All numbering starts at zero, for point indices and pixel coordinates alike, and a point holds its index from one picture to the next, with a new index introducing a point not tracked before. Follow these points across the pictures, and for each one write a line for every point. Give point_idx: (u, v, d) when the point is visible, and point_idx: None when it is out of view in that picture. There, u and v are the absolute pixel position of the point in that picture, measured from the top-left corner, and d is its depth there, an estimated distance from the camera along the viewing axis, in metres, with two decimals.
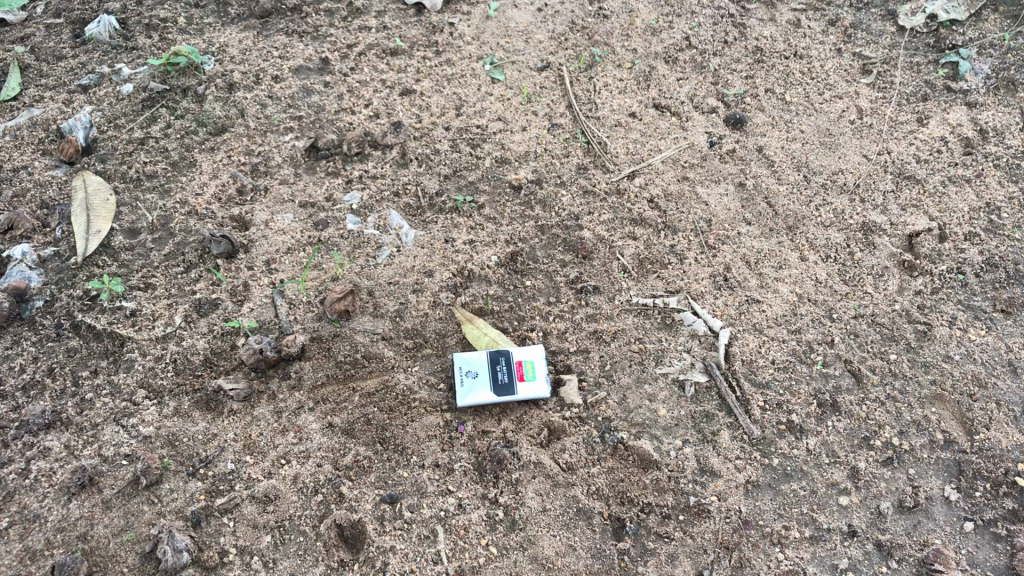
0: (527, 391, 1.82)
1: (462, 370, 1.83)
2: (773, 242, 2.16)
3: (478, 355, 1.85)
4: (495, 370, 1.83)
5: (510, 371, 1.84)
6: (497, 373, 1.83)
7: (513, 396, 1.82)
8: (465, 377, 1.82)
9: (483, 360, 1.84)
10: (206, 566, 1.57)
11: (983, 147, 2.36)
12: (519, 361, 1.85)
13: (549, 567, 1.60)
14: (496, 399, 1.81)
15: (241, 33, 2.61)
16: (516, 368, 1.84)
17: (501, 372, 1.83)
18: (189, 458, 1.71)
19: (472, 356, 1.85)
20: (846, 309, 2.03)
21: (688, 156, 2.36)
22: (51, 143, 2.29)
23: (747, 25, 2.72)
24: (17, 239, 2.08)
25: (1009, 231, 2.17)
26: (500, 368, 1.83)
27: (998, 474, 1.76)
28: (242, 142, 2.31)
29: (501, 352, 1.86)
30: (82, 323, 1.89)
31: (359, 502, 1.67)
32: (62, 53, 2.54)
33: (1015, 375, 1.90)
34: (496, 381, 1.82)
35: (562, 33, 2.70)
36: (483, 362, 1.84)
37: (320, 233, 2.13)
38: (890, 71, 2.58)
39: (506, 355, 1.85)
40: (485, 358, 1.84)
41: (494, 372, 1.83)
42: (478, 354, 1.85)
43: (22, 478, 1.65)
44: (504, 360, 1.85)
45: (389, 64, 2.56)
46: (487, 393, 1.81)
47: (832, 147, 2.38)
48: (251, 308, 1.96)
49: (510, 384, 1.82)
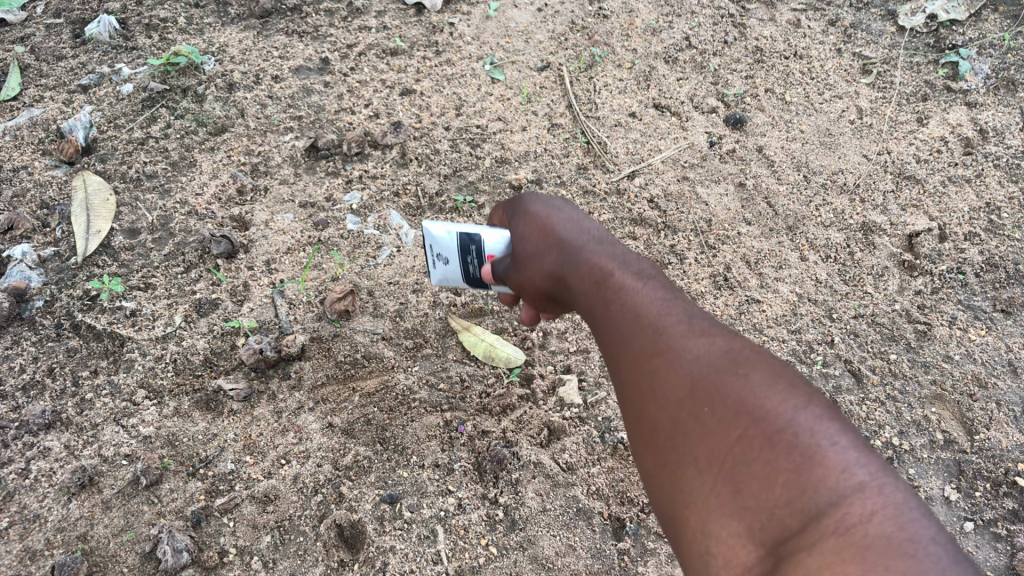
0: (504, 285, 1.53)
1: (434, 250, 1.54)
2: (773, 242, 2.16)
3: (445, 239, 1.50)
4: (466, 263, 1.49)
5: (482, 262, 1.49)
6: (467, 266, 1.50)
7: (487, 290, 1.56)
8: (437, 259, 1.55)
9: (454, 247, 1.49)
10: (205, 566, 1.56)
11: (983, 146, 2.35)
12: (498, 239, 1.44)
13: (549, 567, 1.60)
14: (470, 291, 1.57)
15: (241, 33, 2.61)
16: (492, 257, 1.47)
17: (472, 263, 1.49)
18: (189, 458, 1.70)
19: (443, 237, 1.50)
20: (846, 309, 2.03)
21: (688, 157, 2.36)
22: (52, 144, 2.29)
23: (747, 25, 2.71)
24: (17, 240, 2.08)
25: (1009, 231, 2.17)
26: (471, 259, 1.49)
27: (998, 473, 1.75)
28: (243, 142, 2.31)
29: (474, 243, 1.46)
30: (82, 323, 1.90)
31: (358, 502, 1.67)
32: (62, 53, 2.54)
33: (1016, 375, 1.90)
34: (469, 274, 1.52)
35: (562, 33, 2.69)
36: (454, 249, 1.49)
37: (320, 233, 2.13)
38: (890, 70, 2.57)
39: (475, 242, 1.46)
40: (455, 246, 1.49)
41: (465, 264, 1.50)
42: (449, 237, 1.49)
43: (22, 478, 1.65)
44: (476, 253, 1.47)
45: (389, 64, 2.56)
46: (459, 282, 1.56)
47: (833, 147, 2.38)
48: (251, 308, 1.97)
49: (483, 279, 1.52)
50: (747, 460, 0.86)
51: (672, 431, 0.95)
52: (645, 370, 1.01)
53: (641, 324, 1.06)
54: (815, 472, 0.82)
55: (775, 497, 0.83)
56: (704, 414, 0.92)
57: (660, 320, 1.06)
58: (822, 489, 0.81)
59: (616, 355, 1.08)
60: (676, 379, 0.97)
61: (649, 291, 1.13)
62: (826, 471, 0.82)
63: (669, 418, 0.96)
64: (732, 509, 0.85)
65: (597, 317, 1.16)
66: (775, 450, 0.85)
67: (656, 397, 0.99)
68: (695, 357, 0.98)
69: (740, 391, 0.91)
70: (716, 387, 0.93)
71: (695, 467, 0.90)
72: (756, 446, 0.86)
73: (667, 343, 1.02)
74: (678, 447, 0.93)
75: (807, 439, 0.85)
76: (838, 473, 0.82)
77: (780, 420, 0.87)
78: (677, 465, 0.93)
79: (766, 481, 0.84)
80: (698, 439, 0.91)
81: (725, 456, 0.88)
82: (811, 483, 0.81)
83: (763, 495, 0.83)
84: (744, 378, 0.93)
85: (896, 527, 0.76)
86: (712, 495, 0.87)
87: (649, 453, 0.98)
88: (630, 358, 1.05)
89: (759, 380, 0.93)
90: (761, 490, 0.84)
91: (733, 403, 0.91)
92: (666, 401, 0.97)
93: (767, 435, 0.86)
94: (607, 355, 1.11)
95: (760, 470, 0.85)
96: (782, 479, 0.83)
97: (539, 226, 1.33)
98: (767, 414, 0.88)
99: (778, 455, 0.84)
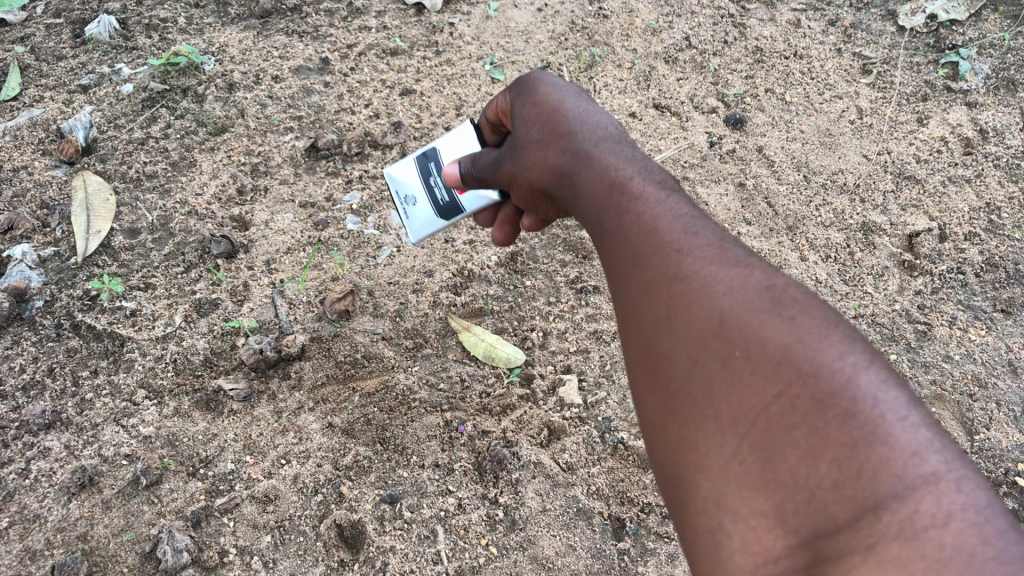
0: (474, 201, 1.61)
1: (401, 197, 1.69)
2: (773, 242, 2.16)
3: (408, 174, 1.66)
4: (431, 188, 1.63)
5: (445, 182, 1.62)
6: (433, 191, 1.63)
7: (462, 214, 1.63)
8: (406, 203, 1.68)
9: (417, 179, 1.65)
10: (206, 566, 1.56)
11: (983, 146, 2.35)
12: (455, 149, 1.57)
13: (549, 567, 1.61)
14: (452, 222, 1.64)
15: (241, 33, 2.61)
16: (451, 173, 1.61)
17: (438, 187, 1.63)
18: (189, 458, 1.70)
19: (404, 178, 1.68)
20: (846, 309, 2.03)
21: (688, 157, 2.36)
22: (52, 144, 2.29)
23: (747, 25, 2.71)
24: (17, 240, 2.08)
25: (1009, 231, 2.17)
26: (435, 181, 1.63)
27: (998, 474, 1.75)
28: (243, 142, 2.31)
29: (432, 164, 1.63)
30: (82, 323, 1.90)
31: (358, 502, 1.67)
32: (62, 53, 2.54)
33: (1016, 375, 1.91)
34: (438, 199, 1.63)
35: (562, 33, 2.69)
36: (417, 181, 1.65)
37: (320, 233, 2.13)
38: (890, 71, 2.57)
39: (434, 161, 1.62)
40: (417, 176, 1.65)
41: (430, 189, 1.63)
42: (409, 173, 1.66)
43: (22, 478, 1.65)
44: (436, 173, 1.62)
45: (389, 64, 2.56)
46: (432, 216, 1.65)
47: (832, 147, 2.38)
48: (251, 308, 1.97)
49: (452, 201, 1.62)
50: (785, 423, 0.80)
51: (694, 385, 0.89)
52: (667, 304, 0.96)
53: (663, 259, 1.01)
54: (872, 454, 0.75)
55: (817, 473, 0.77)
56: (741, 371, 0.85)
57: (686, 255, 1.00)
58: (883, 474, 0.74)
59: (632, 289, 1.03)
60: (704, 321, 0.91)
61: (670, 217, 1.08)
62: (886, 453, 0.75)
63: (689, 362, 0.90)
64: (758, 477, 0.80)
65: (615, 241, 1.11)
66: (825, 418, 0.78)
67: (675, 340, 0.93)
68: (729, 294, 0.92)
69: (783, 339, 0.85)
70: (752, 332, 0.87)
71: (715, 425, 0.85)
72: (801, 409, 0.80)
73: (696, 284, 0.95)
74: (699, 399, 0.88)
75: (866, 409, 0.78)
76: (902, 456, 0.75)
77: (834, 382, 0.80)
78: (693, 418, 0.88)
79: (810, 452, 0.78)
80: (726, 392, 0.85)
81: (766, 423, 0.81)
82: (869, 468, 0.75)
83: (803, 466, 0.78)
84: (790, 325, 0.87)
85: (966, 526, 0.71)
86: (735, 461, 0.82)
87: (659, 401, 0.93)
88: (651, 294, 0.99)
89: (806, 328, 0.86)
90: (799, 461, 0.78)
91: (773, 354, 0.84)
92: (688, 345, 0.91)
93: (820, 404, 0.79)
94: (620, 286, 1.06)
95: (802, 437, 0.79)
96: (834, 457, 0.77)
97: (545, 112, 1.39)
98: (818, 373, 0.81)
99: (827, 424, 0.78)
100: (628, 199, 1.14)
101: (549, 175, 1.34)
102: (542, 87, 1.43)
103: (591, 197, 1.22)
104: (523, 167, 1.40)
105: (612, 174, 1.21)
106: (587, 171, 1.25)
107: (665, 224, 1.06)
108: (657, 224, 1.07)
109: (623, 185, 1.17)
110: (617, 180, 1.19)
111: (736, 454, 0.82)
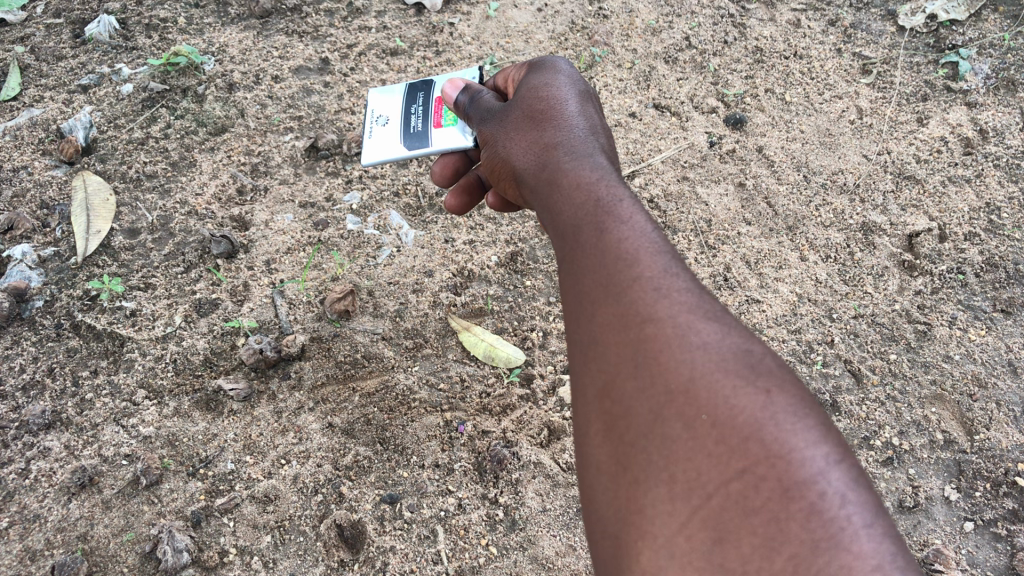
0: (445, 143, 1.73)
1: (373, 118, 1.84)
2: (773, 242, 2.17)
3: (391, 101, 1.84)
4: (409, 118, 1.80)
5: (423, 113, 1.79)
6: (410, 121, 1.79)
7: (426, 146, 1.75)
8: (376, 125, 1.82)
9: (397, 109, 1.83)
10: (206, 566, 1.57)
11: (983, 146, 2.35)
12: (456, 78, 1.72)
13: (549, 567, 1.61)
14: (408, 153, 1.76)
15: (241, 33, 2.61)
16: (432, 107, 1.79)
17: (415, 117, 1.80)
18: (189, 458, 1.70)
19: (386, 104, 1.84)
20: (846, 309, 2.03)
21: (688, 156, 2.36)
22: (51, 143, 2.29)
23: (747, 25, 2.71)
24: (17, 240, 2.08)
25: (1009, 231, 2.17)
26: (415, 110, 1.80)
27: (998, 473, 1.75)
28: (243, 142, 2.31)
29: (418, 99, 1.81)
30: (82, 323, 1.90)
31: (358, 502, 1.67)
32: (62, 53, 2.54)
33: (1015, 375, 1.90)
34: (409, 129, 1.78)
35: (562, 33, 2.69)
36: (397, 111, 1.82)
37: (320, 233, 2.13)
38: (890, 71, 2.57)
39: (419, 99, 1.81)
40: (400, 106, 1.83)
41: (408, 119, 1.80)
42: (392, 101, 1.84)
43: (22, 478, 1.65)
44: (419, 109, 1.80)
45: (389, 64, 2.56)
46: (395, 140, 1.79)
47: (832, 147, 2.38)
48: (251, 308, 1.97)
49: (422, 133, 1.77)
50: (743, 506, 0.79)
51: (651, 444, 0.88)
52: (638, 349, 0.95)
53: (644, 300, 1.00)
54: (830, 558, 0.75)
55: (768, 566, 0.76)
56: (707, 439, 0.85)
57: (666, 302, 1.00)
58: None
59: (602, 322, 1.02)
60: (674, 377, 0.91)
61: (648, 249, 1.09)
62: (845, 560, 0.75)
63: (652, 419, 0.89)
64: (703, 558, 0.79)
65: (590, 263, 1.11)
66: (789, 511, 0.78)
67: (640, 391, 0.92)
68: (704, 353, 0.93)
69: (754, 415, 0.85)
70: (724, 400, 0.87)
71: (668, 491, 0.84)
72: (763, 494, 0.80)
73: (670, 336, 0.95)
74: (656, 460, 0.86)
75: (831, 508, 0.78)
76: (861, 568, 0.74)
77: (802, 473, 0.80)
78: (646, 478, 0.86)
79: (765, 543, 0.77)
80: (686, 459, 0.84)
81: (721, 500, 0.80)
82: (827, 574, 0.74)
83: (756, 556, 0.77)
84: (764, 398, 0.87)
85: None
86: (683, 536, 0.80)
87: (611, 451, 0.91)
88: (621, 333, 0.99)
89: (780, 406, 0.87)
90: (751, 550, 0.77)
91: (744, 429, 0.84)
92: (653, 400, 0.90)
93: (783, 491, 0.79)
94: (587, 313, 1.05)
95: (761, 525, 0.78)
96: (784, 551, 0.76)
97: (547, 101, 1.49)
98: (786, 459, 0.81)
99: (788, 517, 0.78)
100: (610, 219, 1.16)
101: (532, 160, 1.41)
102: (555, 71, 1.55)
103: (573, 207, 1.24)
104: (509, 142, 1.49)
105: (601, 192, 1.24)
106: (575, 176, 1.30)
107: (649, 262, 1.06)
108: (640, 259, 1.07)
109: (609, 206, 1.20)
110: (605, 201, 1.21)
111: (686, 528, 0.81)
